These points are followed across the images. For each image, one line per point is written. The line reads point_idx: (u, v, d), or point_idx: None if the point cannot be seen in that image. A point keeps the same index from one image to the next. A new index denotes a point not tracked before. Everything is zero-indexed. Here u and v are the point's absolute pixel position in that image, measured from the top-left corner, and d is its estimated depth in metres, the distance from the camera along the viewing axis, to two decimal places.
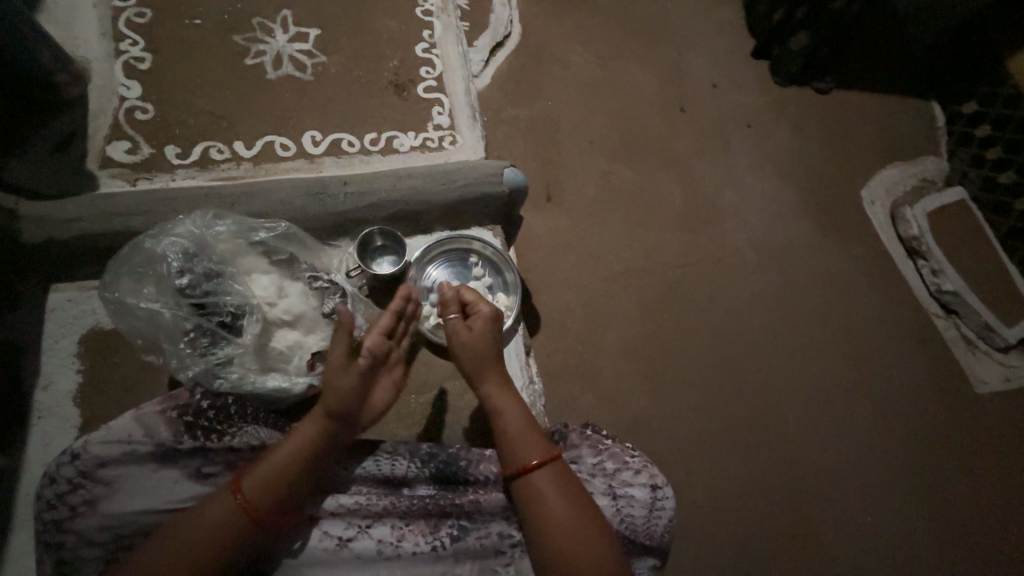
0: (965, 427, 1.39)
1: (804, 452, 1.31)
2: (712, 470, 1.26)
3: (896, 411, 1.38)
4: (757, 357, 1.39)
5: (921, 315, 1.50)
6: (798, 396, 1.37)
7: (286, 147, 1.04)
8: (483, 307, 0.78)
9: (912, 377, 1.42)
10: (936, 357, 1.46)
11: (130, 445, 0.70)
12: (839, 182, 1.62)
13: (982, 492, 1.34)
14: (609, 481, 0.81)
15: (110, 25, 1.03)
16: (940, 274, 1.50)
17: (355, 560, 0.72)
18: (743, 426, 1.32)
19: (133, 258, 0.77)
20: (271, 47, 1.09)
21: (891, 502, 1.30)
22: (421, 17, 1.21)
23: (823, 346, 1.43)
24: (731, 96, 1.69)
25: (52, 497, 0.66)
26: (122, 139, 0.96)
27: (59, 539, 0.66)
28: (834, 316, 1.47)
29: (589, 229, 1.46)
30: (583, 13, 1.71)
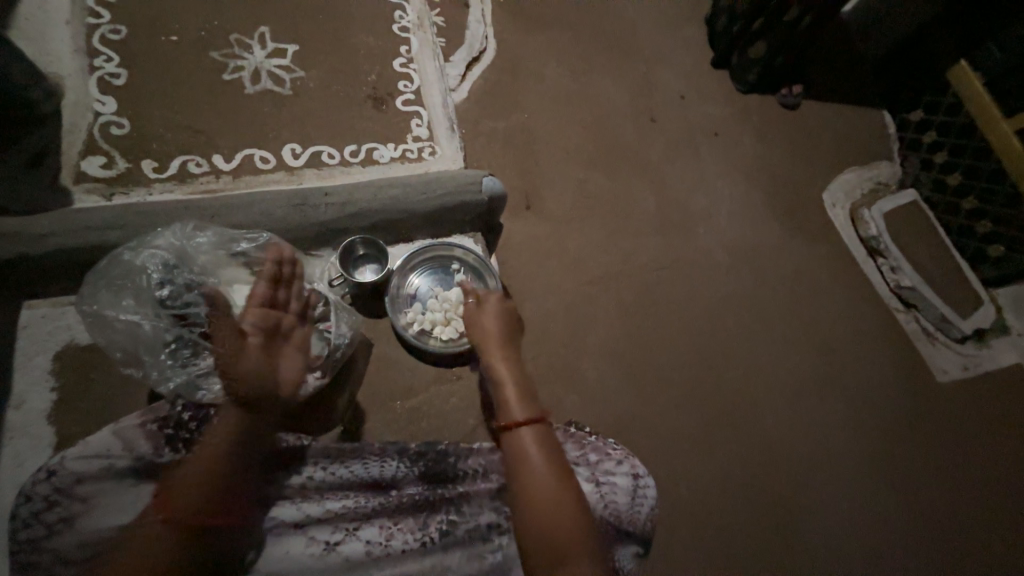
0: (928, 414, 1.47)
1: (782, 444, 1.37)
2: (695, 467, 1.30)
3: (865, 401, 1.45)
4: (732, 355, 1.45)
5: (883, 309, 1.59)
6: (773, 390, 1.42)
7: (265, 160, 1.05)
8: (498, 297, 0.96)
9: (877, 368, 1.50)
10: (899, 349, 1.54)
11: (109, 460, 0.69)
12: (801, 186, 1.72)
13: (947, 476, 1.41)
14: (592, 470, 0.84)
15: (83, 41, 1.03)
16: (898, 271, 1.62)
17: (343, 564, 0.71)
18: (723, 422, 1.36)
19: (111, 271, 0.77)
20: (248, 62, 1.11)
21: (865, 490, 1.36)
22: (398, 33, 1.25)
23: (794, 341, 1.50)
24: (697, 107, 1.78)
25: (27, 516, 0.65)
26: (97, 154, 0.96)
27: (35, 559, 0.64)
28: (802, 312, 1.54)
29: (568, 235, 1.50)
30: (555, 29, 1.78)
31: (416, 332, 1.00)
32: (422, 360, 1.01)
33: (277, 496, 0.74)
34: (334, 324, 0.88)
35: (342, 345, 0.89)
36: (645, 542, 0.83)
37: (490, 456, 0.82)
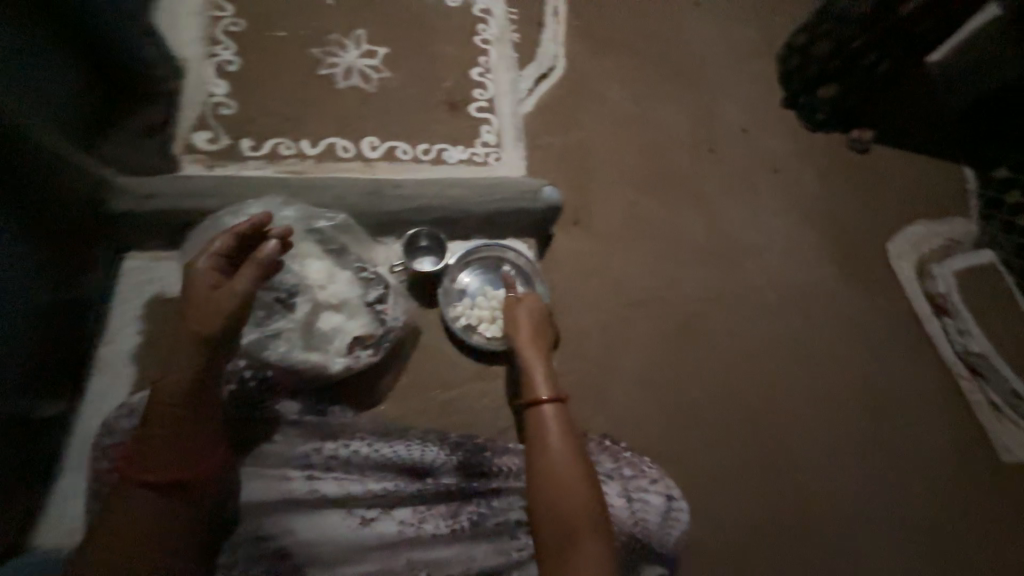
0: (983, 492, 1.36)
1: (814, 498, 1.32)
2: (718, 506, 1.28)
3: (913, 469, 1.37)
4: (772, 396, 1.40)
5: (946, 375, 1.48)
6: (812, 440, 1.37)
7: (346, 149, 1.13)
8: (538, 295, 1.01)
9: (930, 433, 1.40)
10: (960, 417, 1.43)
11: None
12: (865, 233, 1.65)
13: (997, 563, 1.30)
14: (624, 484, 0.84)
15: (207, 30, 1.15)
16: (966, 334, 1.53)
17: (375, 541, 0.74)
18: (754, 465, 1.33)
19: (210, 233, 0.87)
20: (342, 61, 1.21)
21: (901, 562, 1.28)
22: (478, 45, 1.33)
23: (840, 393, 1.43)
24: (760, 141, 1.76)
25: (116, 444, 0.75)
26: (205, 129, 1.07)
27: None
28: (854, 364, 1.47)
29: (616, 254, 1.52)
30: (625, 53, 1.83)
31: (463, 325, 1.03)
32: (466, 354, 1.04)
33: (318, 467, 0.78)
34: (391, 307, 0.93)
35: (395, 328, 0.93)
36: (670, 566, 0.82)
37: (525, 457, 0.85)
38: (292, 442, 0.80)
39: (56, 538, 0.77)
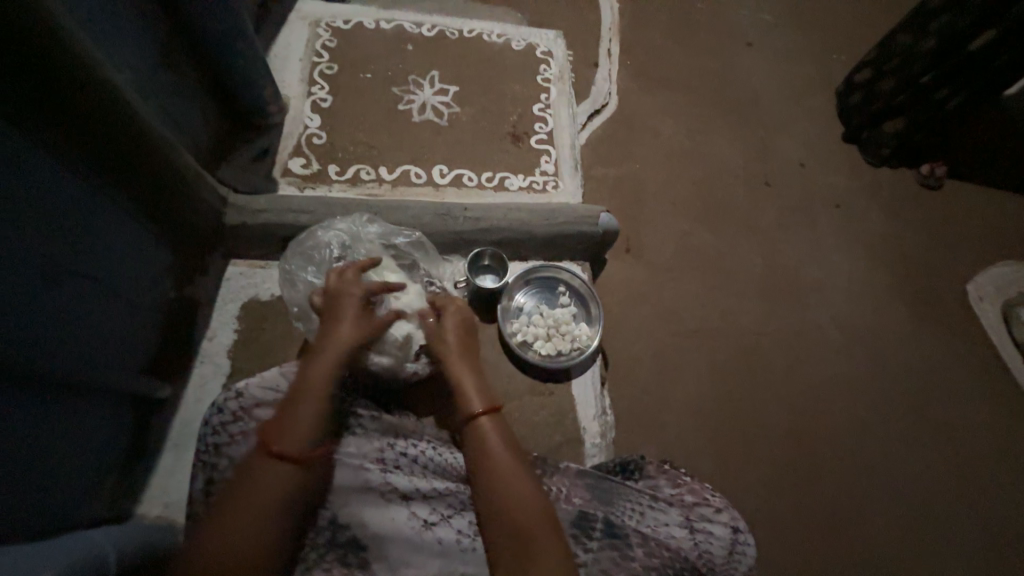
0: None
1: (867, 536, 1.34)
2: (770, 540, 1.29)
3: (964, 513, 1.40)
4: (816, 434, 1.44)
5: (994, 419, 1.56)
6: (863, 477, 1.40)
7: (418, 176, 1.24)
8: (455, 309, 0.92)
9: (970, 487, 1.44)
10: (1006, 463, 1.49)
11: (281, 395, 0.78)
12: (915, 280, 1.76)
13: None
14: (685, 512, 0.78)
15: (307, 72, 1.32)
16: None
17: (435, 548, 0.74)
18: (806, 500, 1.35)
19: (305, 242, 0.96)
20: (418, 98, 1.34)
21: None
22: (540, 83, 1.45)
23: (892, 430, 1.48)
24: (818, 176, 1.91)
25: (217, 424, 0.75)
26: (300, 156, 1.21)
27: (214, 462, 0.73)
28: (905, 402, 1.53)
29: (665, 283, 1.60)
30: (675, 93, 1.96)
31: (519, 341, 1.08)
32: (521, 370, 1.07)
33: (391, 461, 0.79)
34: None
35: None
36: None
37: (575, 480, 0.80)
38: (371, 436, 0.81)
39: (153, 510, 0.86)
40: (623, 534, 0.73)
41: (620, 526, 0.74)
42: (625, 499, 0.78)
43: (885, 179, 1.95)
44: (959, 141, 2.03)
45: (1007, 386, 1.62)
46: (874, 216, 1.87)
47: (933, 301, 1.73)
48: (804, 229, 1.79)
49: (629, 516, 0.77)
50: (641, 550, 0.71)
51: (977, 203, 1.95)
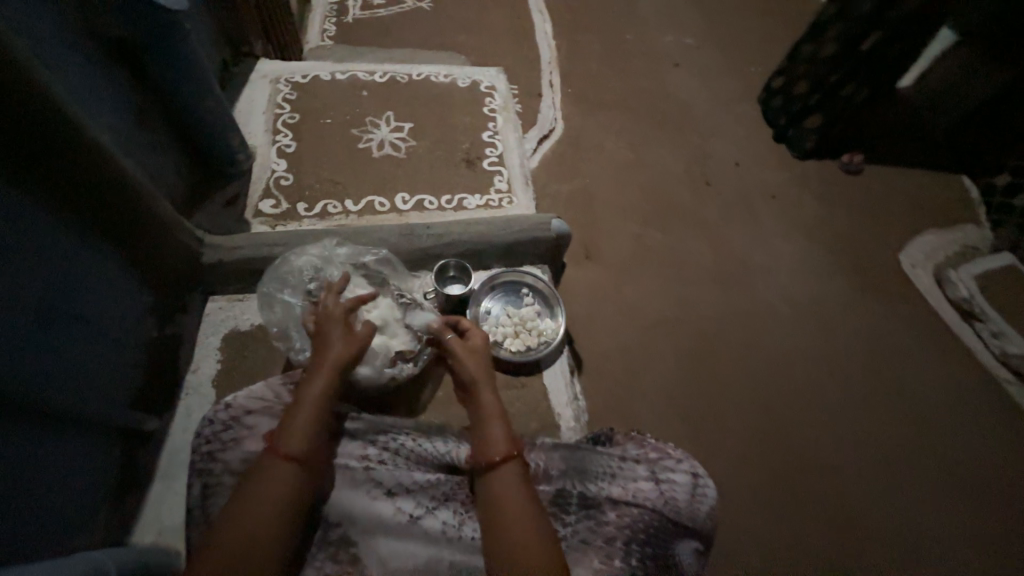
0: (994, 480, 1.51)
1: (843, 492, 1.42)
2: (753, 508, 1.37)
3: (929, 462, 1.51)
4: (782, 403, 1.55)
5: (941, 371, 1.70)
6: (830, 439, 1.51)
7: (382, 205, 1.34)
8: (480, 335, 0.95)
9: (929, 434, 1.56)
10: (958, 409, 1.63)
11: (268, 405, 0.83)
12: (850, 256, 1.94)
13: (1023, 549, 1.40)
14: (650, 466, 0.83)
15: (270, 123, 1.43)
16: (1000, 336, 1.81)
17: (422, 537, 0.80)
18: (782, 468, 1.44)
19: (280, 267, 1.03)
20: (377, 136, 1.47)
21: (935, 552, 1.37)
22: (487, 114, 1.60)
23: (850, 391, 1.61)
24: (751, 173, 2.11)
25: (208, 434, 0.80)
26: (270, 198, 1.30)
27: (209, 467, 0.79)
28: (856, 364, 1.67)
29: (625, 282, 1.74)
30: (614, 113, 2.17)
31: (491, 341, 1.17)
32: (497, 368, 1.13)
33: (374, 456, 0.85)
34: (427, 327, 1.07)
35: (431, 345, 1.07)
36: (704, 543, 0.80)
37: (552, 455, 0.82)
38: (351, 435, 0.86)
39: (148, 537, 0.88)
40: (596, 502, 0.78)
41: (594, 495, 0.79)
42: (596, 464, 0.82)
43: (810, 170, 2.17)
44: (871, 133, 2.29)
45: (946, 339, 1.78)
46: (806, 203, 2.07)
47: (870, 271, 1.91)
48: (745, 220, 1.97)
49: (601, 480, 0.80)
50: (613, 514, 0.77)
51: (892, 181, 2.19)
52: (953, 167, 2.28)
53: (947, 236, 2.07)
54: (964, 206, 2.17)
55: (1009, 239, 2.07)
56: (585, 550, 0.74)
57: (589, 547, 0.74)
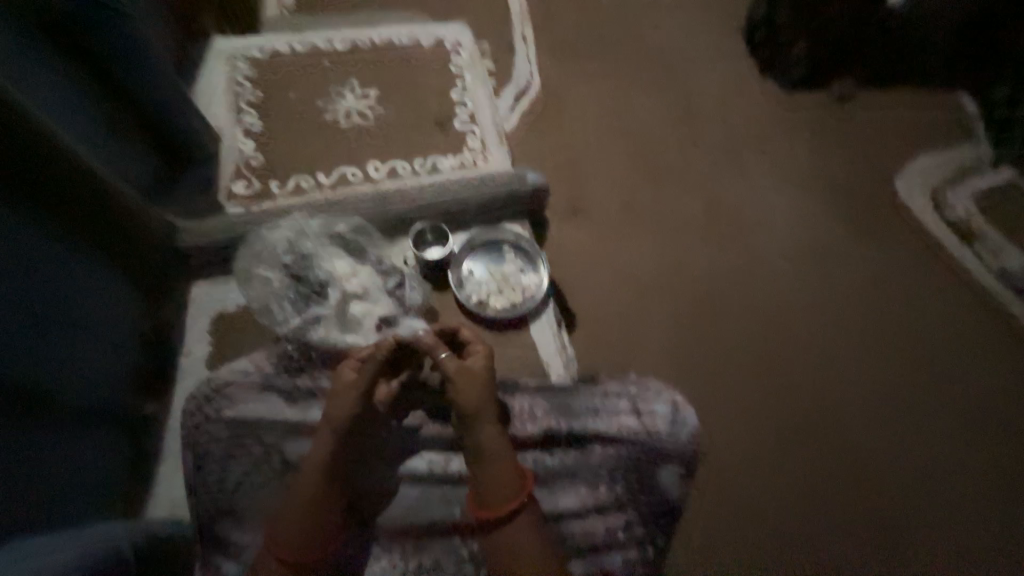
0: (983, 393, 1.55)
1: (832, 417, 1.49)
2: (745, 439, 1.44)
3: (918, 382, 1.55)
4: (773, 340, 1.59)
5: (934, 293, 1.71)
6: (820, 369, 1.55)
7: (355, 175, 1.33)
8: (480, 354, 0.87)
9: (920, 355, 1.59)
10: (950, 329, 1.65)
11: (240, 380, 0.97)
12: (841, 186, 1.90)
13: (1002, 454, 1.48)
14: (629, 402, 0.96)
15: (233, 103, 1.40)
16: (996, 254, 1.80)
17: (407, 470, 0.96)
18: (773, 400, 1.50)
19: (255, 246, 1.05)
20: (343, 106, 1.44)
21: (918, 464, 1.45)
22: (454, 72, 1.55)
23: (840, 322, 1.63)
24: (737, 110, 2.05)
25: (193, 411, 0.94)
26: (241, 180, 1.29)
27: (198, 438, 0.92)
28: (847, 295, 1.68)
29: (612, 233, 1.72)
30: (591, 61, 2.08)
31: (476, 302, 1.16)
32: (484, 327, 1.15)
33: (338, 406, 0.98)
34: (407, 290, 1.09)
35: (414, 307, 1.08)
36: (678, 465, 0.93)
37: (536, 403, 0.91)
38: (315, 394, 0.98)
39: (164, 510, 0.94)
40: (583, 438, 0.87)
41: (580, 430, 0.88)
42: (581, 403, 0.92)
43: (798, 101, 2.09)
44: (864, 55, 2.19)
45: (941, 262, 1.77)
46: (796, 137, 2.01)
47: (862, 201, 1.88)
48: (733, 160, 1.93)
49: (583, 415, 0.91)
50: (599, 448, 0.86)
51: (885, 104, 2.10)
52: (956, 78, 2.16)
53: (944, 156, 2.01)
54: (962, 122, 2.09)
55: (1009, 153, 2.01)
56: (571, 478, 0.83)
57: (575, 476, 0.84)
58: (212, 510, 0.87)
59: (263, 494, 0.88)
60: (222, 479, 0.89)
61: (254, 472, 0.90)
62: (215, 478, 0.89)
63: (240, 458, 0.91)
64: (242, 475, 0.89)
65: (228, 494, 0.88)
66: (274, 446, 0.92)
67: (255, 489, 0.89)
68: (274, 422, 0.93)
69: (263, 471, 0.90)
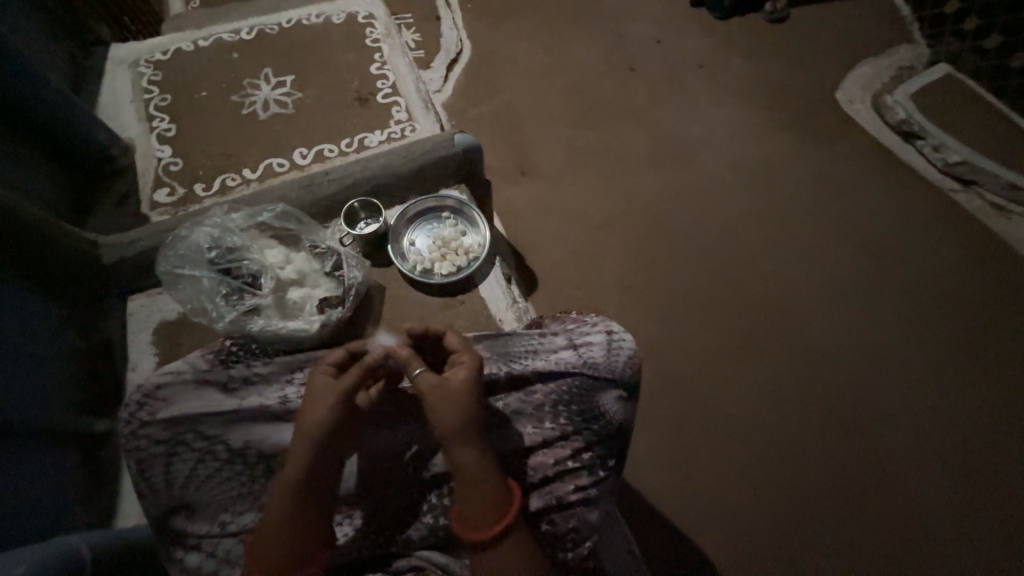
0: (940, 287, 1.59)
1: (798, 332, 1.52)
2: (716, 366, 1.46)
3: (876, 285, 1.59)
4: (733, 267, 1.60)
5: (884, 198, 1.73)
6: (780, 287, 1.58)
7: (282, 165, 1.30)
8: (462, 368, 0.74)
9: (876, 260, 1.62)
10: (902, 230, 1.67)
11: (180, 376, 0.83)
12: (784, 106, 1.90)
13: (964, 341, 1.51)
14: (564, 336, 0.85)
15: (143, 111, 1.34)
16: (943, 150, 1.78)
17: (386, 454, 0.81)
18: (740, 325, 1.52)
19: (178, 246, 1.01)
20: (259, 97, 1.38)
21: (887, 363, 1.48)
22: (370, 45, 1.49)
23: (797, 240, 1.65)
24: (673, 46, 2.02)
25: (126, 416, 0.80)
26: (163, 187, 1.25)
27: (136, 444, 0.79)
28: (800, 212, 1.70)
29: (563, 188, 1.71)
30: (520, 18, 2.03)
31: (421, 271, 1.16)
32: (432, 294, 1.14)
33: (294, 393, 0.83)
34: (347, 269, 1.05)
35: (357, 285, 1.05)
36: (631, 391, 0.83)
37: (486, 355, 0.84)
38: (269, 380, 0.84)
39: (131, 520, 0.95)
40: (524, 378, 0.82)
41: (520, 371, 0.82)
42: (518, 344, 0.85)
43: (732, 27, 2.07)
44: None
45: (888, 167, 1.79)
46: (734, 63, 1.99)
47: (806, 117, 1.88)
48: (674, 96, 1.91)
49: (523, 357, 0.83)
50: (541, 385, 0.82)
51: (817, 19, 2.10)
52: None
53: (882, 62, 2.00)
54: (896, 25, 2.08)
55: (944, 50, 2.01)
56: (518, 418, 0.81)
57: (522, 416, 0.81)
58: (164, 508, 0.78)
59: (222, 487, 0.79)
60: (169, 479, 0.78)
61: (204, 467, 0.79)
62: (161, 480, 0.78)
63: (184, 456, 0.79)
64: (190, 472, 0.79)
65: (177, 492, 0.78)
66: (221, 438, 0.80)
67: (208, 484, 0.79)
68: (217, 414, 0.80)
69: (212, 464, 0.79)
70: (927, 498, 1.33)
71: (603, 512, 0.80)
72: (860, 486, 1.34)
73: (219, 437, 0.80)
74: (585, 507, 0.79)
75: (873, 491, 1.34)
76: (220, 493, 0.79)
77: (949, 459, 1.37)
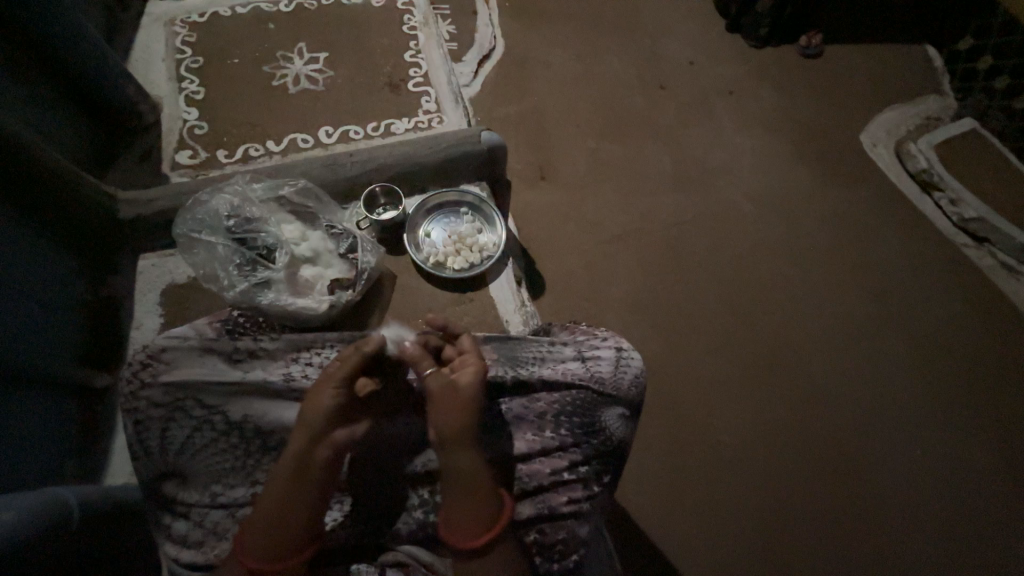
0: (943, 339, 1.59)
1: (797, 368, 1.52)
2: (712, 391, 1.46)
3: (880, 331, 1.59)
4: (740, 295, 1.61)
5: (897, 245, 1.73)
6: (785, 322, 1.58)
7: (306, 141, 1.29)
8: (468, 371, 0.74)
9: (882, 305, 1.63)
10: (911, 278, 1.68)
11: (185, 341, 0.83)
12: (808, 141, 1.90)
13: (961, 396, 1.52)
14: (573, 347, 0.86)
15: (174, 71, 1.34)
16: (959, 204, 1.78)
17: (382, 445, 0.81)
18: (740, 354, 1.52)
19: (197, 210, 1.02)
20: (291, 71, 1.38)
21: (882, 409, 1.48)
22: (407, 32, 1.49)
23: (806, 276, 1.66)
24: (705, 69, 2.02)
25: (129, 375, 0.80)
26: (185, 149, 1.24)
27: (135, 404, 0.79)
28: (813, 249, 1.70)
29: (581, 197, 1.71)
30: (556, 23, 2.03)
31: (433, 263, 1.16)
32: (442, 287, 1.14)
33: (297, 372, 0.83)
34: (361, 253, 1.05)
35: (368, 270, 1.05)
36: (633, 409, 0.84)
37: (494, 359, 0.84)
38: (273, 356, 0.84)
39: (120, 479, 0.95)
40: (529, 383, 0.82)
41: (526, 377, 0.82)
42: (527, 349, 0.85)
43: (766, 56, 2.07)
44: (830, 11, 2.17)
45: (905, 214, 1.79)
46: (763, 93, 1.99)
47: (828, 155, 1.88)
48: (701, 119, 1.91)
49: (531, 363, 0.84)
50: (546, 392, 0.82)
51: (851, 59, 2.10)
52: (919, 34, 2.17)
53: (909, 109, 2.01)
54: (929, 74, 2.09)
55: (972, 104, 2.02)
56: (519, 424, 0.81)
57: (523, 421, 0.81)
58: (155, 473, 0.78)
59: (215, 459, 0.79)
60: (163, 443, 0.78)
61: (200, 436, 0.79)
62: (156, 444, 0.78)
63: (181, 423, 0.79)
64: (186, 439, 0.78)
65: (171, 458, 0.78)
66: (220, 409, 0.80)
67: (202, 454, 0.79)
68: (218, 385, 0.80)
69: (208, 434, 0.79)
70: (907, 547, 1.34)
71: (593, 527, 0.80)
72: (842, 528, 1.34)
73: (218, 407, 0.80)
74: (575, 520, 0.79)
75: (854, 535, 1.34)
76: (213, 464, 0.79)
77: (933, 511, 1.38)
